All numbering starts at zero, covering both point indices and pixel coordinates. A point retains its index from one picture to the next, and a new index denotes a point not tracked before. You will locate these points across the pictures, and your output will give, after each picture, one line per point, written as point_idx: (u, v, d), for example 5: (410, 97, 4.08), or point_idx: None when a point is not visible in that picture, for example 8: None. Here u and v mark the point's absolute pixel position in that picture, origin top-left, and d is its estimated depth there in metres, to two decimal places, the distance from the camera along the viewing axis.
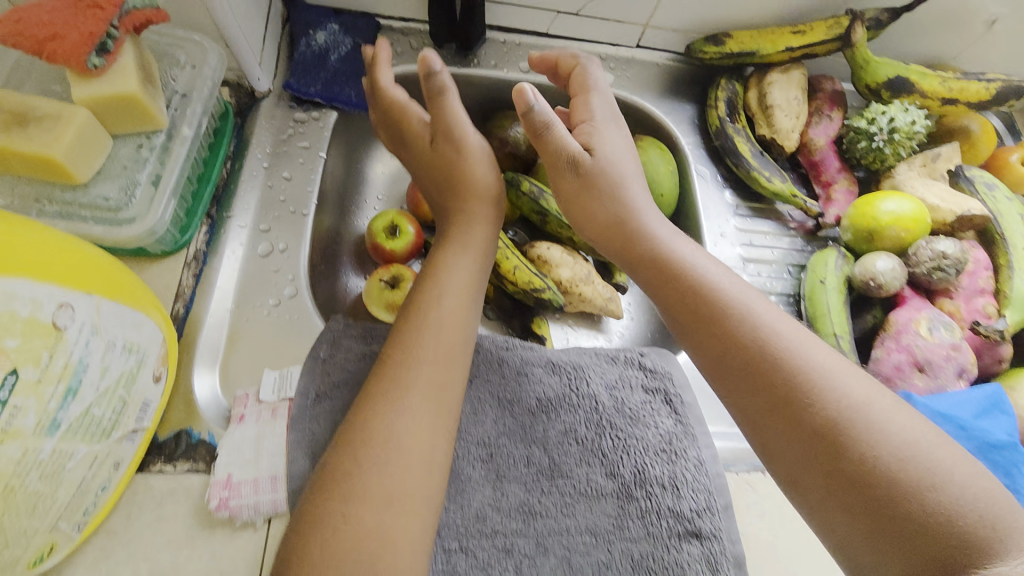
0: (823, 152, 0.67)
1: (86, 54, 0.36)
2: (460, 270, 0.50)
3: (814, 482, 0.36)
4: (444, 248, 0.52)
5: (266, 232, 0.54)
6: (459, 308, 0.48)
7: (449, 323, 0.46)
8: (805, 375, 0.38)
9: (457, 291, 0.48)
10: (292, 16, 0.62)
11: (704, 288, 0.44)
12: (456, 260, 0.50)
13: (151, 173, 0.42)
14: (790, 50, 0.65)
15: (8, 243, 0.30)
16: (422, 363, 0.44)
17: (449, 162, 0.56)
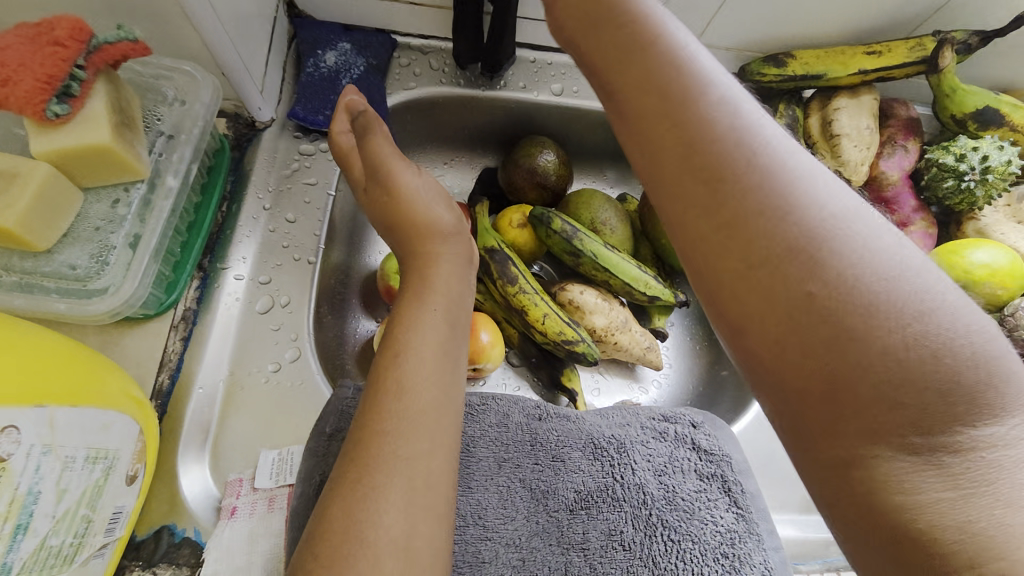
0: (896, 188, 0.60)
1: (43, 102, 0.30)
2: (431, 320, 0.35)
3: (779, 370, 0.21)
4: (406, 299, 0.37)
5: (266, 284, 0.47)
6: (441, 375, 0.33)
7: (433, 391, 0.32)
8: (818, 217, 0.21)
9: (430, 355, 0.33)
10: (300, 33, 0.56)
11: (690, 98, 0.23)
12: (420, 314, 0.35)
13: (130, 233, 0.36)
14: (864, 72, 0.58)
15: None
16: (404, 463, 0.30)
17: (397, 209, 0.42)
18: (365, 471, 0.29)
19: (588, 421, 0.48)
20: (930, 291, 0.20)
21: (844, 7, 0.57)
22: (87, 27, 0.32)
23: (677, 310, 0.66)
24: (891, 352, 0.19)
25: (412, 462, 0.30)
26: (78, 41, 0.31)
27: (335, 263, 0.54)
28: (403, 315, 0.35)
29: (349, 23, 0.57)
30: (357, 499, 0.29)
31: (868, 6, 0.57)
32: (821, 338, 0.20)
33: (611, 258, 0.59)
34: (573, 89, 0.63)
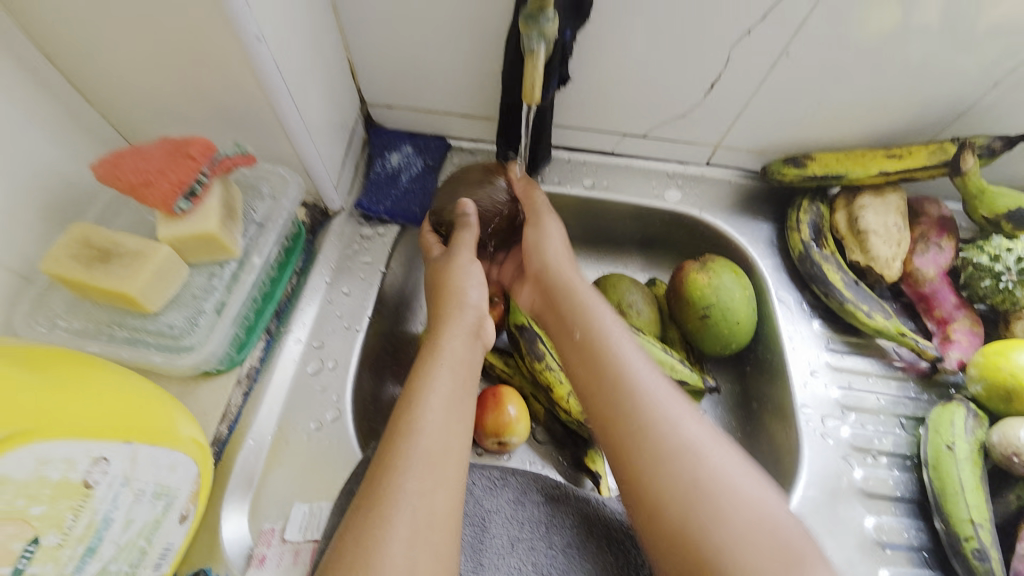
0: (934, 284, 0.59)
1: (174, 201, 0.40)
2: (446, 376, 0.42)
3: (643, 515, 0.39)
4: (427, 353, 0.45)
5: (318, 348, 0.54)
6: (448, 421, 0.39)
7: (441, 435, 0.38)
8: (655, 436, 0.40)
9: (442, 401, 0.40)
10: (372, 139, 0.68)
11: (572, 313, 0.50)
12: (439, 367, 0.43)
13: (218, 301, 0.44)
14: (885, 174, 0.61)
15: (59, 399, 0.30)
16: (408, 498, 0.35)
17: (444, 278, 0.51)
18: (380, 506, 0.34)
19: (607, 507, 0.48)
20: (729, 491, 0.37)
21: (860, 115, 0.61)
22: (214, 147, 0.41)
23: (707, 397, 0.65)
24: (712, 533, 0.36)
25: (418, 500, 0.35)
26: (206, 157, 0.40)
27: (380, 333, 0.59)
28: (423, 365, 0.43)
29: (412, 131, 0.68)
30: (372, 536, 0.33)
31: (883, 115, 0.60)
32: (671, 512, 0.37)
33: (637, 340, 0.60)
34: (604, 184, 0.70)
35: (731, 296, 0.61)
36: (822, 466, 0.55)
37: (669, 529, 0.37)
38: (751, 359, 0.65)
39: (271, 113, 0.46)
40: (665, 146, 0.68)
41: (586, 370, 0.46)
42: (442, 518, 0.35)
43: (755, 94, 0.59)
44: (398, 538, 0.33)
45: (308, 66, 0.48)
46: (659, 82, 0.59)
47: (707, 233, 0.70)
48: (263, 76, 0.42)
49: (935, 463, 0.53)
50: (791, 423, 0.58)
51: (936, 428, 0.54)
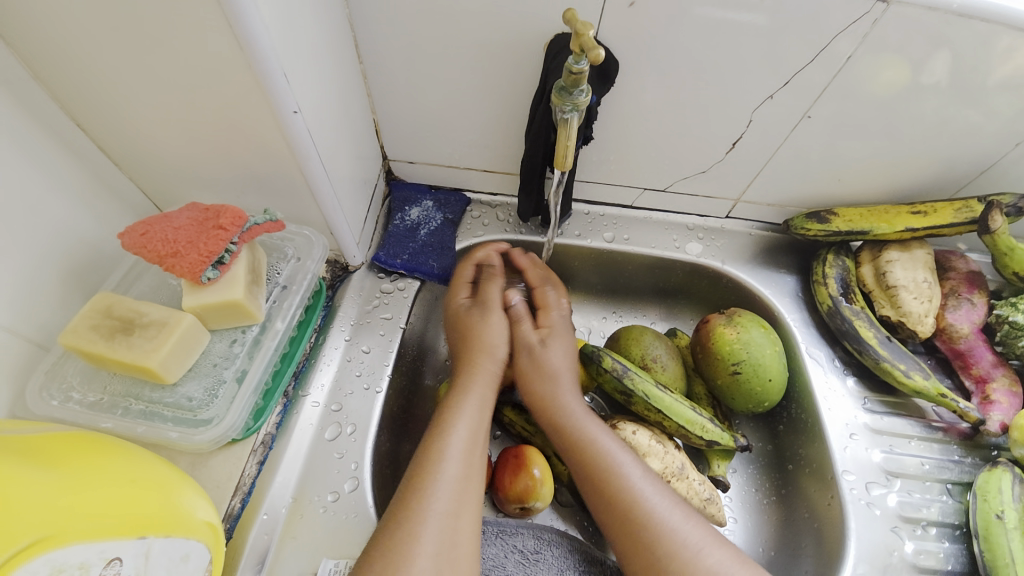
0: (969, 340, 0.58)
1: (202, 270, 0.39)
2: (469, 417, 0.49)
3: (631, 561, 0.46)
4: (454, 395, 0.52)
5: (337, 412, 0.52)
6: (472, 456, 0.47)
7: (463, 465, 0.46)
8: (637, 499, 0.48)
9: (466, 435, 0.48)
10: (393, 193, 0.68)
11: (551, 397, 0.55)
12: (463, 405, 0.50)
13: (238, 369, 0.42)
14: (910, 230, 0.60)
15: (74, 500, 0.29)
16: (437, 517, 0.42)
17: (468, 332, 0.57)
18: (412, 523, 0.42)
19: None
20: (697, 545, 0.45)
21: (883, 171, 0.61)
22: (245, 216, 0.41)
23: (738, 455, 0.63)
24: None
25: (445, 520, 0.42)
26: (236, 226, 0.40)
27: (398, 391, 0.58)
28: (453, 402, 0.51)
29: (433, 185, 0.69)
30: (404, 549, 0.40)
31: (906, 170, 0.60)
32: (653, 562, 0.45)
33: (665, 399, 0.58)
34: (624, 237, 0.70)
35: (763, 352, 0.59)
36: (870, 539, 0.51)
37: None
38: (784, 418, 0.62)
39: (300, 176, 0.46)
40: (686, 199, 0.68)
41: (597, 491, 0.49)
42: (464, 538, 0.43)
43: (777, 150, 0.59)
44: (427, 551, 0.40)
45: (336, 129, 0.49)
46: (681, 138, 0.59)
47: (729, 286, 0.69)
48: (296, 143, 0.42)
49: (985, 533, 0.50)
50: (832, 489, 0.55)
51: (984, 495, 0.52)
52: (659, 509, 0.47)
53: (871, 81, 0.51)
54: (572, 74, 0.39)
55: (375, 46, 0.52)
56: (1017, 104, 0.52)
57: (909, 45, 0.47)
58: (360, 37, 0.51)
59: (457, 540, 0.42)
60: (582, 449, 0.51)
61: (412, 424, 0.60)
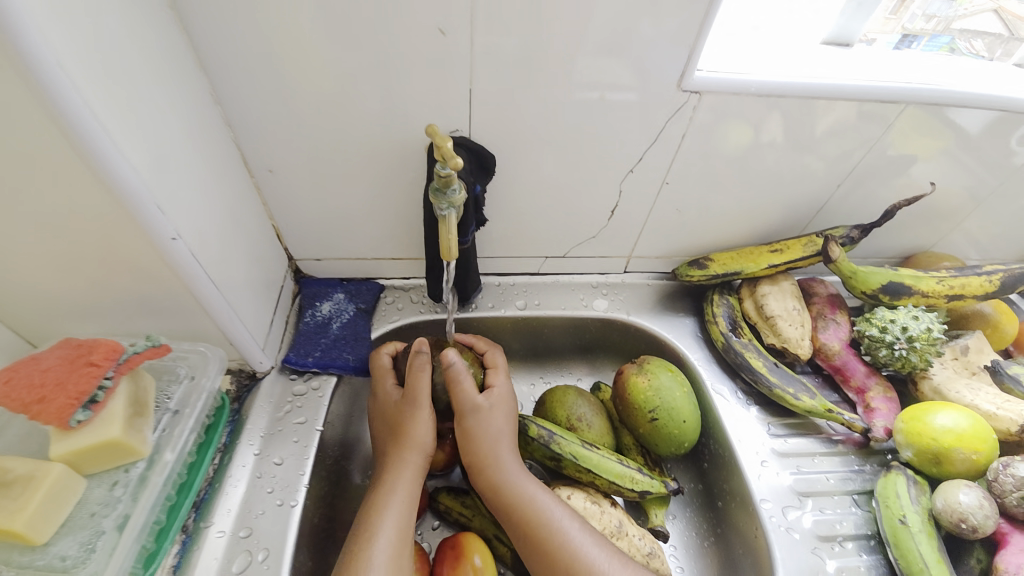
0: (842, 356, 0.66)
1: (70, 413, 0.36)
2: (395, 516, 0.48)
3: None
4: (376, 494, 0.50)
5: (246, 538, 0.48)
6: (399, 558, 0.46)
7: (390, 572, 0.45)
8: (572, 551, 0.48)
9: (392, 540, 0.46)
10: (303, 290, 0.68)
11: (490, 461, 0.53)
12: (390, 502, 0.49)
13: (120, 515, 0.39)
14: (774, 265, 0.69)
15: None
16: None
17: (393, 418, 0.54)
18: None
19: None
20: None
21: (744, 218, 0.70)
22: (121, 346, 0.40)
23: (673, 500, 0.64)
24: None
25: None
26: (111, 359, 0.39)
27: (319, 499, 0.55)
28: (376, 503, 0.49)
29: (345, 277, 0.70)
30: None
31: (758, 215, 0.70)
32: None
33: (592, 457, 0.59)
34: (535, 303, 0.74)
35: (673, 395, 0.62)
36: (797, 565, 0.53)
37: None
38: (706, 455, 0.65)
39: (188, 296, 0.45)
40: (587, 260, 0.74)
41: (534, 552, 0.49)
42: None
43: (651, 212, 0.67)
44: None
45: (228, 242, 0.50)
46: (571, 210, 0.66)
47: (638, 334, 0.74)
48: (179, 267, 0.42)
49: (895, 540, 0.54)
50: (755, 519, 0.57)
51: (887, 501, 0.56)
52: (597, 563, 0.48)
53: (725, 141, 0.60)
54: (441, 177, 0.43)
55: (265, 160, 0.55)
56: (837, 149, 0.63)
57: (731, 120, 0.57)
58: (248, 155, 0.54)
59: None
60: (514, 514, 0.51)
61: (338, 533, 0.56)
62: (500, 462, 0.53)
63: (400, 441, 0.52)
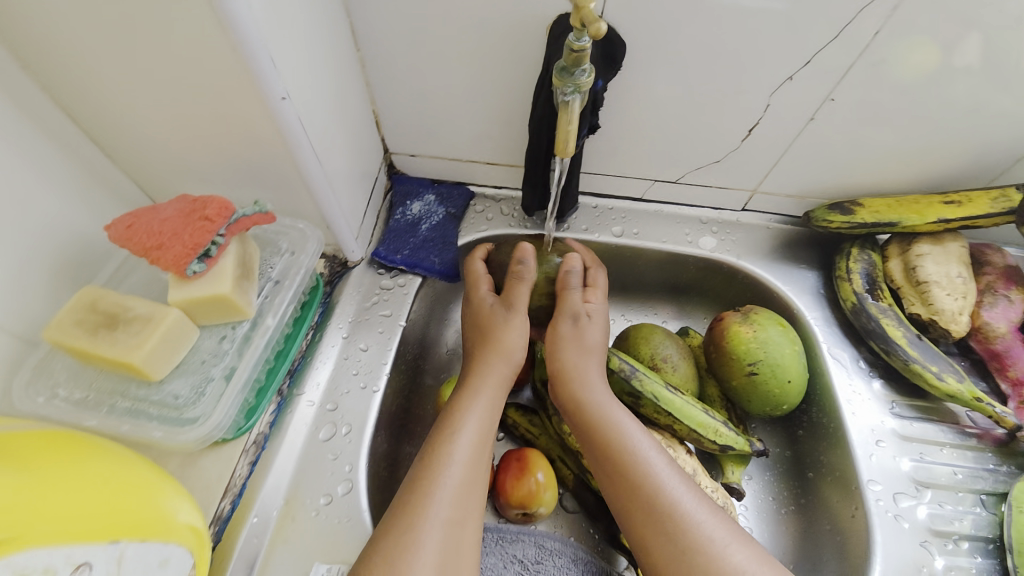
0: (1007, 340, 0.54)
1: (187, 262, 0.37)
2: (475, 422, 0.47)
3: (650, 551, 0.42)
4: (460, 395, 0.49)
5: (333, 411, 0.50)
6: (478, 460, 0.45)
7: (467, 472, 0.44)
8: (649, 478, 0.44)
9: (474, 438, 0.46)
10: (395, 187, 0.66)
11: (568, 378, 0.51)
12: (474, 404, 0.48)
13: (227, 366, 0.41)
14: (944, 221, 0.56)
15: (56, 495, 0.30)
16: (439, 524, 0.40)
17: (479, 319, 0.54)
18: (413, 528, 0.40)
19: None
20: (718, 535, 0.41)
21: (916, 160, 0.57)
22: (232, 206, 0.40)
23: (755, 461, 0.59)
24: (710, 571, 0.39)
25: (447, 527, 0.40)
26: (223, 217, 0.39)
27: (397, 391, 0.56)
28: (459, 402, 0.48)
29: (436, 178, 0.67)
30: (406, 554, 0.38)
31: (936, 157, 0.56)
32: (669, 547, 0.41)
33: (674, 401, 0.54)
34: (633, 231, 0.67)
35: (782, 352, 0.55)
36: (899, 555, 0.47)
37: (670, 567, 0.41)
38: (804, 422, 0.59)
39: (293, 168, 0.44)
40: (701, 191, 0.65)
41: (619, 483, 0.45)
42: (466, 545, 0.41)
43: (796, 140, 0.56)
44: (427, 558, 0.38)
45: (331, 119, 0.47)
46: (699, 127, 0.56)
47: (744, 282, 0.66)
48: (287, 132, 0.41)
49: (1023, 550, 0.46)
50: (857, 500, 0.51)
51: (1021, 506, 0.48)
52: (683, 503, 0.43)
53: (894, 66, 0.47)
54: (573, 52, 0.37)
55: (373, 35, 0.50)
56: None
57: (949, 20, 0.43)
58: (356, 24, 0.49)
59: (460, 548, 0.40)
60: (599, 438, 0.48)
61: (412, 424, 0.58)
62: (585, 380, 0.51)
63: (488, 345, 0.52)
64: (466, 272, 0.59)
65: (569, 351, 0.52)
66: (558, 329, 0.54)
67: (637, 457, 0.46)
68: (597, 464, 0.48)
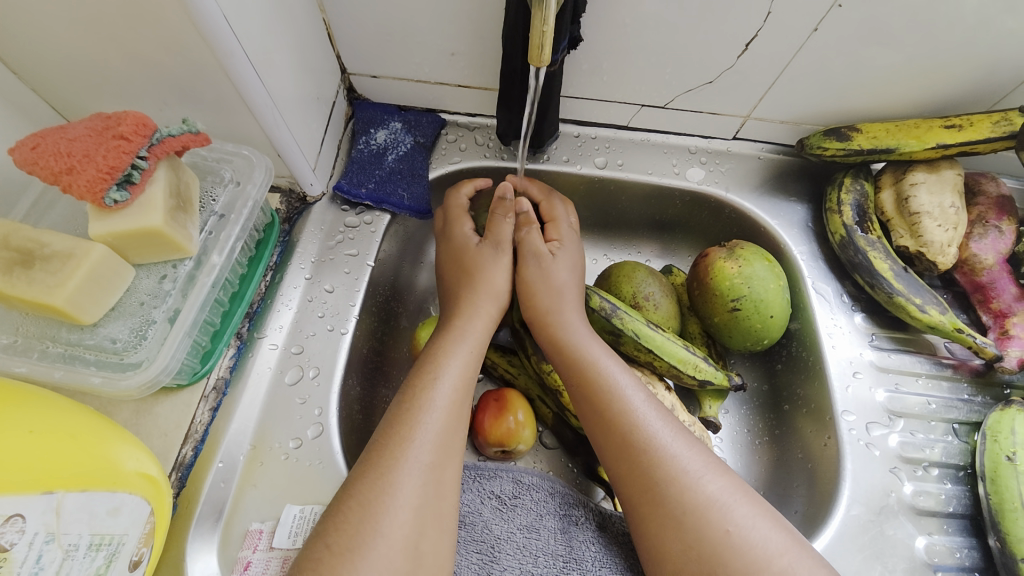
0: (993, 272, 0.53)
1: (104, 189, 0.33)
2: (460, 365, 0.45)
3: (629, 482, 0.42)
4: (442, 339, 0.47)
5: (298, 354, 0.48)
6: (460, 401, 0.43)
7: (448, 418, 0.42)
8: (629, 416, 0.44)
9: (456, 380, 0.44)
10: (357, 114, 0.60)
11: (551, 320, 0.49)
12: (458, 349, 0.46)
13: (171, 308, 0.38)
14: (943, 147, 0.52)
15: None
16: (420, 467, 0.39)
17: (461, 258, 0.52)
18: (390, 473, 0.38)
19: (589, 528, 0.47)
20: (696, 467, 0.41)
21: (922, 80, 0.52)
22: (152, 123, 0.35)
23: (731, 395, 0.59)
24: (687, 499, 0.39)
25: (427, 471, 0.39)
26: (142, 135, 0.34)
27: (368, 332, 0.53)
28: (443, 346, 0.46)
29: (403, 104, 0.61)
30: (384, 498, 0.37)
31: (947, 77, 0.51)
32: (649, 479, 0.41)
33: (656, 338, 0.53)
34: (617, 162, 0.62)
35: (765, 287, 0.54)
36: (868, 482, 0.49)
37: (649, 498, 0.40)
38: (783, 356, 0.59)
39: (227, 82, 0.38)
40: (691, 117, 0.60)
41: (599, 425, 0.45)
42: (448, 484, 0.40)
43: (795, 57, 0.51)
44: (406, 502, 0.37)
45: (269, 25, 0.41)
46: (691, 43, 0.50)
47: (731, 216, 0.63)
48: (211, 33, 0.34)
49: (993, 476, 0.47)
50: (830, 431, 0.52)
51: (994, 436, 0.49)
52: (659, 437, 0.43)
53: None
54: None
55: None
56: None
57: None
58: None
59: (441, 490, 0.39)
60: (578, 375, 0.46)
61: (387, 367, 0.56)
62: (563, 314, 0.49)
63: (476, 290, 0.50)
64: (448, 205, 0.55)
65: (550, 289, 0.50)
66: (524, 271, 0.52)
67: (617, 395, 0.45)
68: (576, 401, 0.47)
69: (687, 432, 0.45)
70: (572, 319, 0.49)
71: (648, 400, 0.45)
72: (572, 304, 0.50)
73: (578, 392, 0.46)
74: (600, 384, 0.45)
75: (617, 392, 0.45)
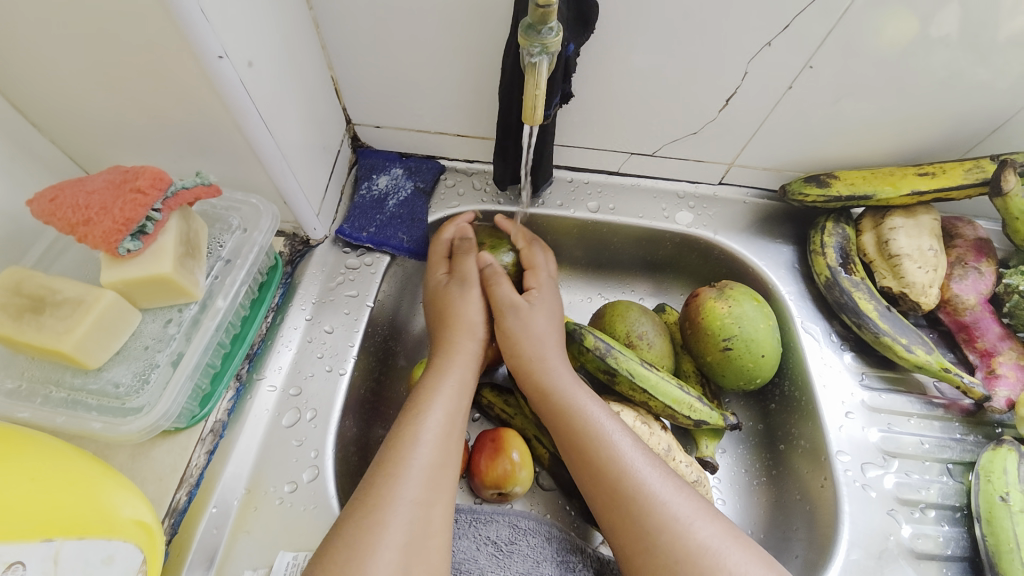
0: (975, 312, 0.55)
1: (119, 240, 0.35)
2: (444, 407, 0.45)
3: (622, 532, 0.42)
4: (428, 379, 0.47)
5: (296, 396, 0.48)
6: (448, 438, 0.43)
7: (437, 451, 0.42)
8: (615, 462, 0.44)
9: (443, 416, 0.44)
10: (360, 161, 0.63)
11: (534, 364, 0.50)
12: (441, 385, 0.47)
13: (174, 351, 0.38)
14: (918, 192, 0.55)
15: None
16: (407, 505, 0.39)
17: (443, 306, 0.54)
18: (377, 514, 0.38)
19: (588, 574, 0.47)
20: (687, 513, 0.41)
21: (892, 132, 0.56)
22: (168, 177, 0.37)
23: (727, 434, 0.60)
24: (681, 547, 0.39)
25: (415, 508, 0.39)
26: (158, 189, 0.36)
27: (366, 372, 0.54)
28: (429, 385, 0.47)
29: (404, 152, 0.64)
30: (374, 541, 0.36)
31: (915, 128, 0.55)
32: (642, 528, 0.41)
33: (650, 377, 0.53)
34: (609, 206, 0.65)
35: (755, 326, 0.55)
36: (866, 524, 0.48)
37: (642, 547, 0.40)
38: (776, 396, 0.59)
39: (240, 137, 0.41)
40: (678, 164, 0.63)
41: (586, 471, 0.45)
42: (437, 522, 0.40)
43: (772, 110, 0.54)
44: (393, 541, 0.37)
45: (281, 84, 0.44)
46: (673, 98, 0.54)
47: (719, 257, 0.65)
48: (227, 94, 0.37)
49: (988, 516, 0.47)
50: (826, 471, 0.52)
51: (987, 475, 0.49)
52: (649, 483, 0.43)
53: (863, 42, 0.47)
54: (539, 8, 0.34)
55: None
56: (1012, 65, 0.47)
57: None
58: None
59: (429, 529, 0.39)
60: (564, 420, 0.47)
61: (383, 408, 0.56)
62: (545, 356, 0.50)
63: (453, 328, 0.52)
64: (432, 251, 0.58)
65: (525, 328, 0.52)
66: (502, 322, 0.53)
67: (603, 439, 0.45)
68: (564, 449, 0.47)
69: (677, 475, 0.45)
70: (554, 362, 0.50)
71: (635, 443, 0.45)
72: (552, 345, 0.52)
73: (564, 437, 0.47)
74: (585, 429, 0.46)
75: (603, 437, 0.45)
